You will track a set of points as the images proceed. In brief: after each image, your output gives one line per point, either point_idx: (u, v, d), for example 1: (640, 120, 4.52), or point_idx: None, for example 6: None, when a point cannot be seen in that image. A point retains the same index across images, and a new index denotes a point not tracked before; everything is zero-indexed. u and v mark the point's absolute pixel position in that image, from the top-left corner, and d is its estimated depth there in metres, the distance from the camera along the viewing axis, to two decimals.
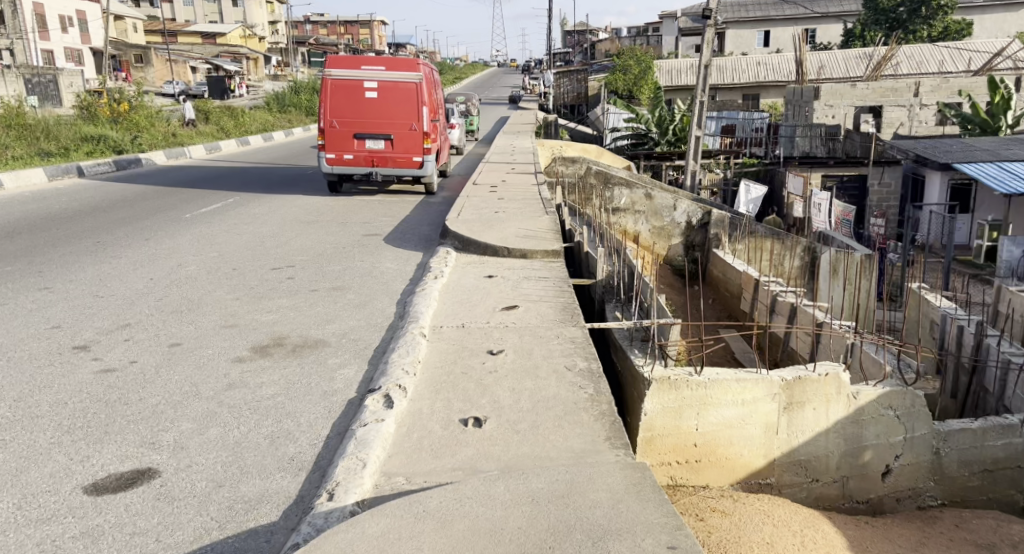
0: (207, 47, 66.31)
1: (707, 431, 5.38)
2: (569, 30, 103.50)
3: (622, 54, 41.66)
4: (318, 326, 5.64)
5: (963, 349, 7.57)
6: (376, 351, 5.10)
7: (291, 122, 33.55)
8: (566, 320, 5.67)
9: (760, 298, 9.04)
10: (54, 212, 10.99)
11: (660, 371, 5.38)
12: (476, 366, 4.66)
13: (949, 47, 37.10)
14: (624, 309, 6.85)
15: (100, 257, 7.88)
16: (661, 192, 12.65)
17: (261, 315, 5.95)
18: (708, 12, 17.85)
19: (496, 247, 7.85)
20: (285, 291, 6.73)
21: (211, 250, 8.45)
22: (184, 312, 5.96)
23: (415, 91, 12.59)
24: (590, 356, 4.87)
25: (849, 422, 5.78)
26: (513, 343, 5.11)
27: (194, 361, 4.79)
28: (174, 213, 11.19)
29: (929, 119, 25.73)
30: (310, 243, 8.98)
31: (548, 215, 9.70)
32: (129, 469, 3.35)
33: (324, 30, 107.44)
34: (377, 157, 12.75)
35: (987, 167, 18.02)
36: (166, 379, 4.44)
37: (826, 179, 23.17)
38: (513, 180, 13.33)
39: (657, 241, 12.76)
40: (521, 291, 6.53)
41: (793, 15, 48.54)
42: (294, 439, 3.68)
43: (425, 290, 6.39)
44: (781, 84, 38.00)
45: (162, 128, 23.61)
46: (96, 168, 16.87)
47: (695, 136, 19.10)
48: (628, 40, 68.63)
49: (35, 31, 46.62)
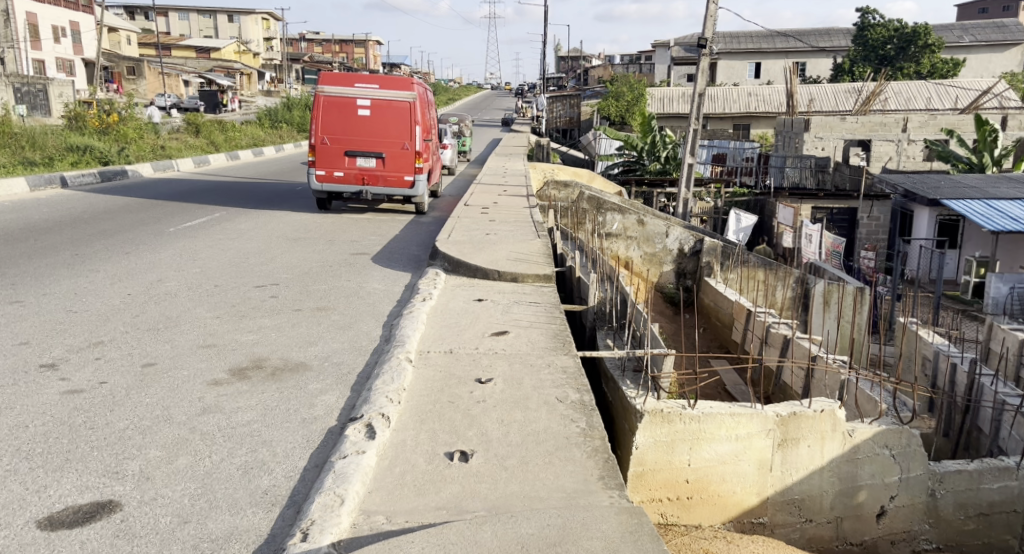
0: (201, 61, 66.23)
1: (699, 467, 5.21)
2: (563, 55, 104.49)
3: (616, 80, 41.99)
4: (300, 348, 5.44)
5: (956, 387, 7.42)
6: (360, 376, 4.90)
7: (281, 138, 33.39)
8: (558, 348, 5.49)
9: (752, 329, 8.92)
10: (33, 222, 10.75)
11: (652, 403, 5.21)
12: (464, 395, 4.46)
13: (936, 84, 37.53)
14: (616, 338, 6.75)
15: (77, 271, 7.66)
16: (653, 218, 12.56)
17: (241, 335, 5.74)
18: (703, 41, 17.89)
19: (486, 270, 7.69)
20: (268, 310, 6.52)
21: (194, 265, 8.24)
22: (161, 330, 5.75)
23: (409, 110, 12.47)
24: (581, 388, 4.67)
25: (844, 461, 5.62)
26: (502, 371, 4.91)
27: (168, 383, 4.56)
28: (157, 226, 10.96)
29: (916, 154, 25.91)
30: (295, 261, 8.78)
31: (539, 239, 9.57)
32: (89, 501, 3.14)
33: (319, 48, 107.98)
34: (367, 175, 12.59)
35: (975, 204, 18.06)
36: (136, 402, 4.23)
37: (816, 211, 23.23)
38: (505, 203, 13.21)
39: (648, 267, 12.63)
40: (511, 316, 6.36)
41: (784, 48, 49.12)
42: (268, 471, 3.47)
43: (412, 313, 6.20)
44: (772, 115, 38.30)
45: (151, 140, 23.43)
46: (81, 179, 16.62)
47: (688, 164, 19.10)
48: (620, 67, 69.10)
49: (26, 41, 46.41)
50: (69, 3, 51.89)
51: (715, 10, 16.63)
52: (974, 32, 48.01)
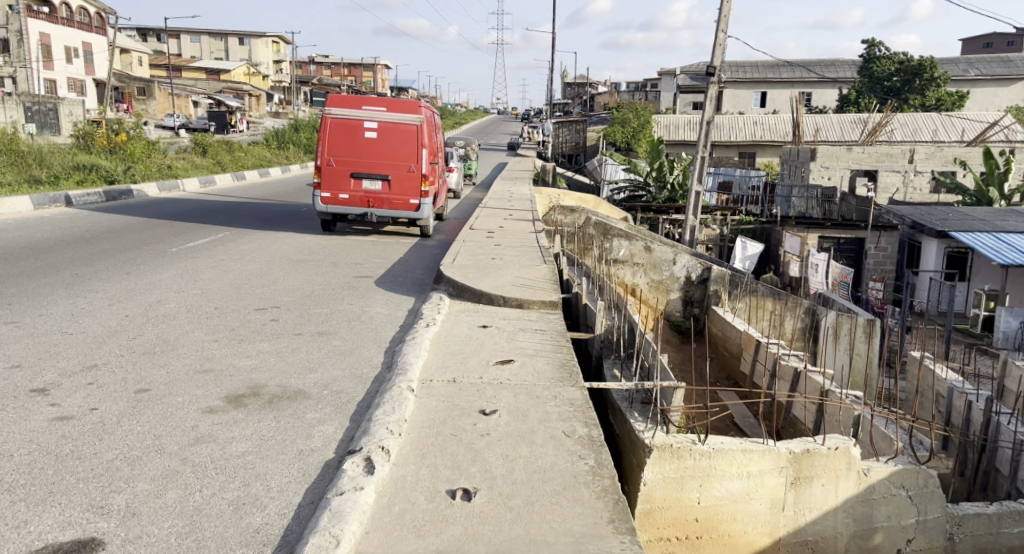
0: (211, 83, 66.79)
1: (708, 505, 5.02)
2: (569, 82, 105.17)
3: (622, 107, 42.18)
4: (300, 375, 5.28)
5: (971, 425, 7.17)
6: (361, 405, 4.73)
7: (288, 160, 33.49)
8: (565, 380, 5.31)
9: (761, 360, 8.78)
10: (34, 240, 10.65)
11: (661, 438, 5.02)
12: (468, 427, 4.29)
13: (942, 116, 37.56)
14: (624, 368, 6.61)
15: (75, 291, 7.53)
16: (660, 244, 12.43)
17: (239, 359, 5.58)
18: (712, 69, 17.87)
19: (492, 295, 7.54)
20: (267, 334, 6.38)
21: (195, 286, 8.13)
22: (157, 353, 5.60)
23: (415, 133, 12.42)
24: (590, 422, 4.49)
25: (859, 502, 5.40)
26: (507, 403, 4.74)
27: (161, 411, 4.41)
28: (159, 246, 10.87)
29: (923, 186, 25.87)
30: (297, 283, 8.66)
31: (545, 264, 9.43)
32: (70, 539, 2.98)
33: (328, 71, 109.02)
34: (372, 198, 12.50)
35: (983, 236, 17.89)
36: (127, 430, 4.07)
37: (822, 240, 23.02)
38: (510, 227, 13.11)
39: (655, 294, 12.43)
40: (516, 344, 6.20)
41: (789, 77, 49.32)
42: (261, 508, 3.30)
43: (415, 339, 6.04)
44: (778, 144, 38.34)
45: (158, 159, 23.44)
46: (86, 198, 16.56)
47: (696, 192, 18.99)
48: (626, 94, 69.48)
49: (39, 61, 46.85)
50: (82, 24, 52.46)
51: (723, 38, 16.62)
52: (979, 66, 48.22)
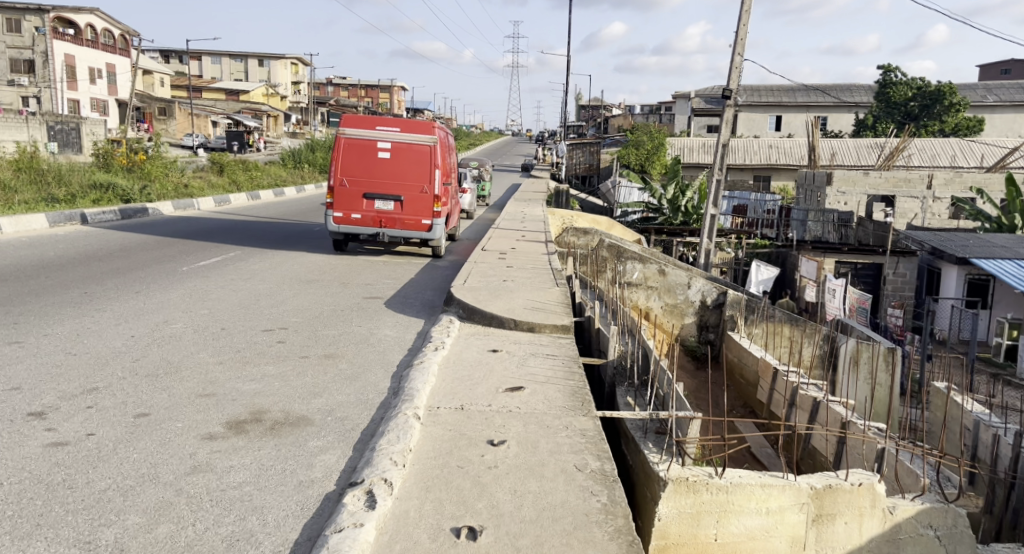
0: (230, 103, 67.48)
1: (727, 542, 4.79)
2: (584, 105, 105.66)
3: (637, 129, 42.19)
4: (303, 400, 5.13)
5: (999, 461, 6.91)
6: (364, 433, 4.57)
7: (303, 179, 33.61)
8: (576, 408, 5.14)
9: (778, 389, 8.57)
10: (46, 258, 10.62)
11: (676, 471, 4.84)
12: (475, 459, 4.13)
13: (960, 142, 37.29)
14: (637, 396, 6.43)
15: (82, 310, 7.44)
16: (674, 268, 12.22)
17: (241, 383, 5.44)
18: (728, 92, 17.74)
19: (503, 318, 7.39)
20: (273, 356, 6.25)
21: (202, 306, 8.02)
22: (161, 376, 5.47)
23: (429, 154, 12.36)
24: (602, 455, 4.31)
25: (884, 542, 5.19)
26: (516, 433, 4.57)
27: (159, 437, 4.26)
28: (170, 264, 10.81)
29: (942, 212, 25.63)
30: (306, 304, 8.55)
31: (558, 287, 9.27)
32: None
33: (346, 93, 110.03)
34: (384, 218, 12.40)
35: (1005, 263, 17.62)
36: (122, 458, 3.94)
37: (839, 265, 22.69)
38: (523, 248, 12.97)
39: (669, 319, 12.21)
40: (527, 370, 6.02)
41: (805, 102, 49.25)
42: (256, 544, 3.16)
43: (422, 364, 5.88)
44: (793, 167, 38.15)
45: (175, 178, 23.53)
46: (101, 216, 16.59)
47: (711, 215, 18.79)
48: (640, 117, 69.53)
49: (63, 81, 47.46)
50: (107, 46, 53.21)
51: (740, 61, 16.52)
52: (997, 93, 47.96)
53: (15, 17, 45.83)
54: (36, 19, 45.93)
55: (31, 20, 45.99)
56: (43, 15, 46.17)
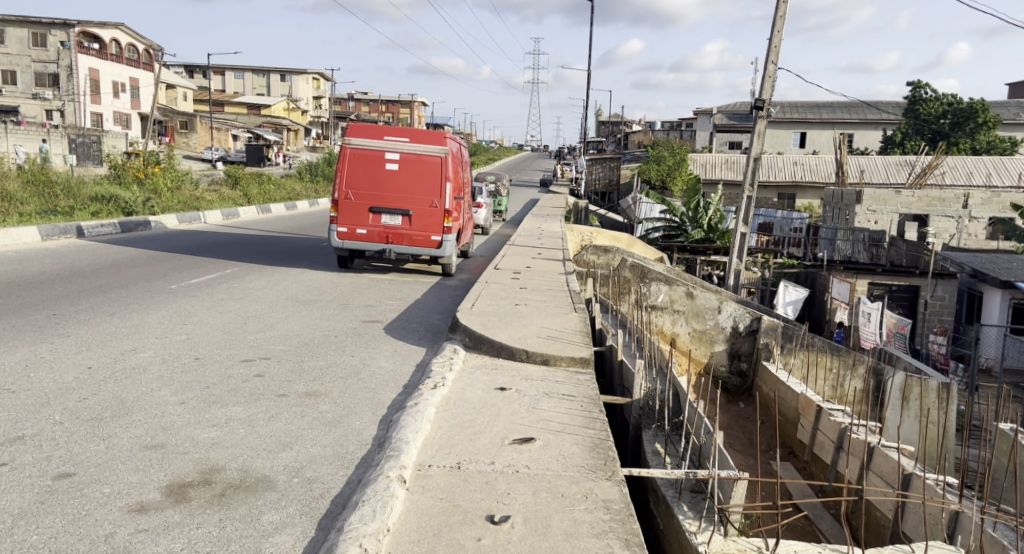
0: (252, 117, 67.42)
1: None
2: (604, 120, 105.17)
3: (660, 145, 41.01)
4: (268, 455, 4.25)
5: None
6: (335, 503, 3.69)
7: (317, 193, 32.96)
8: (596, 469, 4.21)
9: (823, 430, 7.63)
10: (26, 275, 9.88)
11: (719, 544, 3.94)
12: (468, 546, 3.23)
13: (995, 160, 36.00)
14: (668, 444, 5.60)
15: (43, 336, 6.63)
16: (704, 291, 11.24)
17: (200, 430, 4.57)
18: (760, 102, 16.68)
19: (513, 349, 6.50)
20: (246, 394, 5.39)
21: (180, 331, 7.22)
22: (104, 421, 4.60)
23: (439, 166, 11.52)
24: (631, 541, 3.40)
25: None
26: (522, 506, 3.65)
27: (74, 510, 3.40)
28: (157, 282, 10.03)
29: (979, 232, 25.00)
30: (296, 329, 7.69)
31: (574, 311, 8.36)
32: None
33: (366, 107, 110.45)
34: (392, 233, 11.56)
35: None
36: (16, 543, 3.08)
37: (873, 287, 21.46)
38: (539, 267, 12.12)
39: (697, 346, 11.21)
40: (539, 415, 5.11)
41: (830, 117, 48.11)
42: None
43: (416, 407, 4.99)
44: (819, 185, 37.05)
45: (185, 191, 22.87)
46: (99, 229, 15.88)
47: (741, 234, 17.80)
48: (662, 133, 68.59)
49: (87, 94, 47.39)
50: (131, 60, 53.16)
51: (773, 70, 15.58)
52: None
53: (41, 31, 45.83)
54: (61, 34, 46.07)
55: (57, 35, 46.05)
56: (68, 29, 46.26)
